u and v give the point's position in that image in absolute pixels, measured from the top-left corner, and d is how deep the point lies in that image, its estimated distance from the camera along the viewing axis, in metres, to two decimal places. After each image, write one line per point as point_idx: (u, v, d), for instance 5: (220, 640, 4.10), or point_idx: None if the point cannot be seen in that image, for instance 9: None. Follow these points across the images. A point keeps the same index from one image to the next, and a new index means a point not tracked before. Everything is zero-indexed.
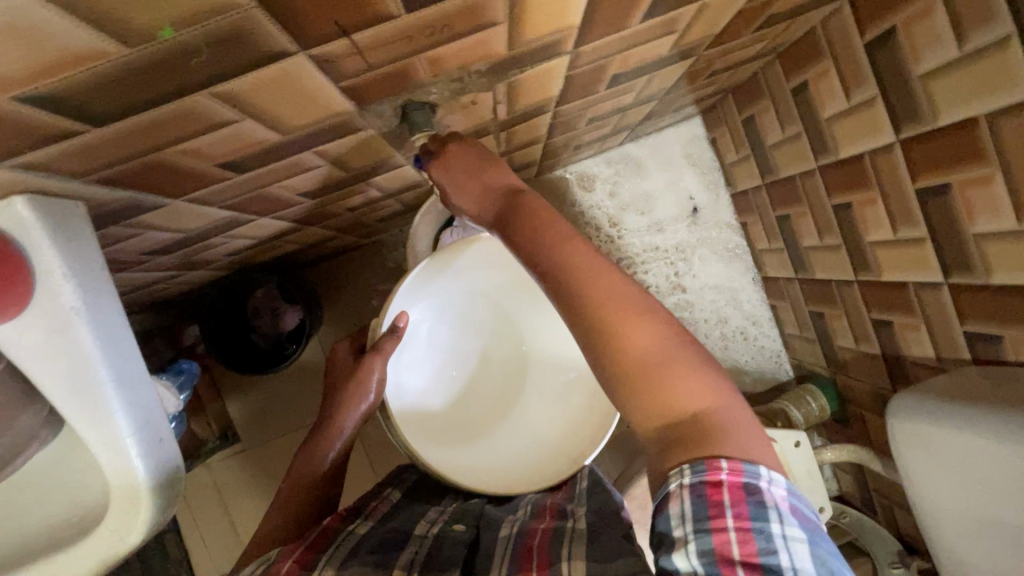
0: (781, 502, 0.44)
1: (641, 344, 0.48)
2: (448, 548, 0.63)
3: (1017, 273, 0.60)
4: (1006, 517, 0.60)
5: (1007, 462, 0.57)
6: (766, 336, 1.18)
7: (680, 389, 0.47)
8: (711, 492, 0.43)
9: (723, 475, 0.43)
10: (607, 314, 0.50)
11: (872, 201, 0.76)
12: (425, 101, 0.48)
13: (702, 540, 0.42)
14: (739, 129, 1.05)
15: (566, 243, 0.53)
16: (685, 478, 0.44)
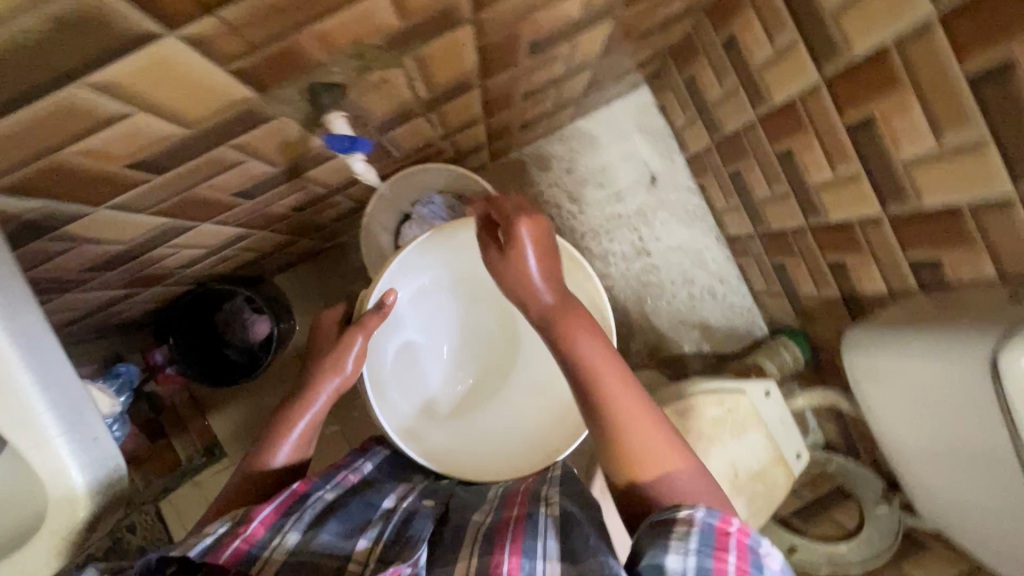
0: (772, 571, 0.48)
1: (649, 447, 0.55)
2: (414, 517, 0.64)
3: (943, 195, 0.61)
4: (957, 436, 0.60)
5: (942, 374, 0.58)
6: (737, 295, 1.18)
7: (676, 486, 0.54)
8: (720, 531, 0.48)
9: (733, 527, 0.49)
10: (607, 377, 0.58)
11: (809, 143, 0.77)
12: (331, 82, 0.48)
13: (701, 558, 0.46)
14: (683, 92, 1.06)
15: (598, 349, 0.59)
16: (697, 512, 0.49)
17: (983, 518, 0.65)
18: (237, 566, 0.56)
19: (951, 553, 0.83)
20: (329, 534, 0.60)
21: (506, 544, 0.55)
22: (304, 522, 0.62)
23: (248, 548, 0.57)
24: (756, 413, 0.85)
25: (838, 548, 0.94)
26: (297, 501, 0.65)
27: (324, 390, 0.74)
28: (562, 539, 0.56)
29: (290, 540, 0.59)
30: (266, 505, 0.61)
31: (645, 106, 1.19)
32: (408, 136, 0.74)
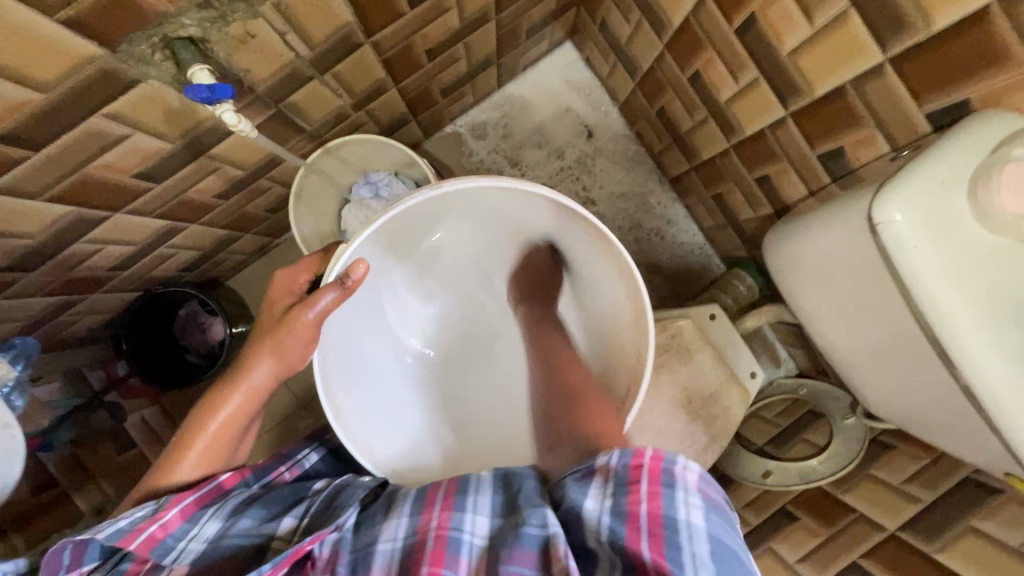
0: (691, 485, 0.47)
1: None
2: (344, 490, 0.63)
3: (826, 77, 0.61)
4: (870, 322, 0.56)
5: (848, 256, 0.54)
6: (687, 236, 1.19)
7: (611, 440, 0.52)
8: (631, 465, 0.48)
9: (643, 457, 0.48)
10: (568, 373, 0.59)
11: (710, 58, 0.78)
12: (188, 36, 0.50)
13: (613, 499, 0.47)
14: (599, 39, 1.07)
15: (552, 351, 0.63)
16: (611, 457, 0.50)
17: (905, 405, 0.62)
18: (152, 553, 0.56)
19: (915, 449, 0.82)
20: (250, 519, 0.61)
21: (437, 501, 0.55)
22: (227, 509, 0.61)
23: (164, 536, 0.57)
24: (702, 336, 0.85)
25: (808, 463, 0.93)
26: (220, 493, 0.62)
27: (259, 373, 0.63)
28: (495, 492, 0.55)
29: (210, 528, 0.59)
30: (189, 493, 0.59)
31: (571, 61, 1.20)
32: (311, 104, 0.75)
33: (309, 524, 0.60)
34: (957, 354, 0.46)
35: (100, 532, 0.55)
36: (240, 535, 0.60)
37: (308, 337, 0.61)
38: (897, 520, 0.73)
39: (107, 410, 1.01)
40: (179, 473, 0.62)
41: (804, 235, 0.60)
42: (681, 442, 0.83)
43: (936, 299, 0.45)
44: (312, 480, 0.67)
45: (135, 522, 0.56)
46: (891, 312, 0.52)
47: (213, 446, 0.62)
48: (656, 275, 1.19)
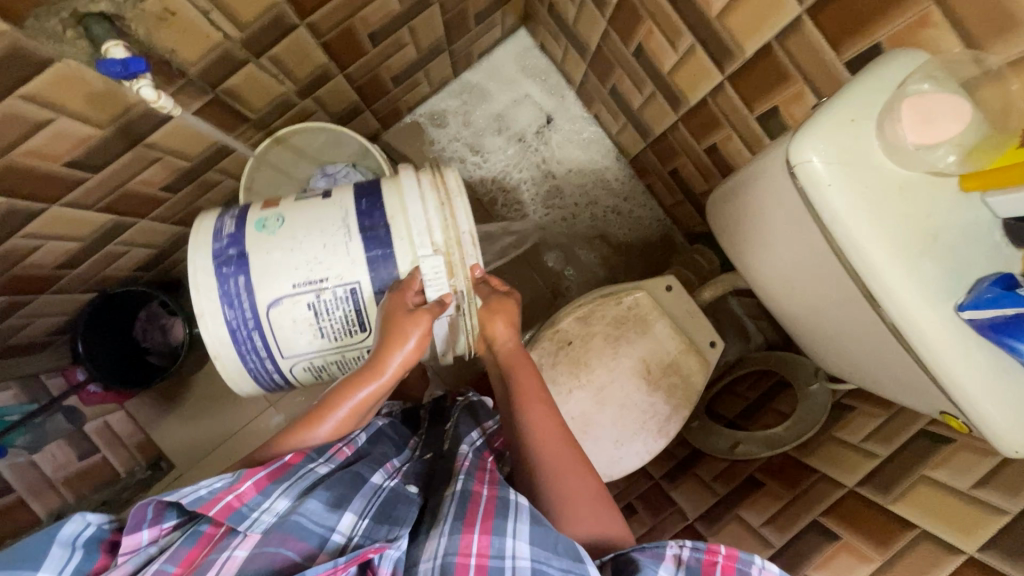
0: None
1: (593, 507, 0.63)
2: (398, 500, 0.64)
3: (755, 36, 0.62)
4: (800, 287, 0.60)
5: (792, 222, 0.54)
6: (647, 216, 1.22)
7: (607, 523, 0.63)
8: (707, 558, 0.56)
9: (719, 557, 0.56)
10: (567, 459, 0.65)
11: (651, 29, 0.79)
12: (101, 12, 0.50)
13: None
14: (550, 23, 1.08)
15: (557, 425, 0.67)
16: (686, 549, 0.57)
17: (852, 358, 0.62)
18: (228, 521, 0.54)
19: (873, 407, 0.83)
20: (317, 502, 0.57)
21: (476, 524, 0.57)
22: (296, 489, 0.59)
23: (240, 505, 0.55)
24: (658, 307, 0.85)
25: (774, 432, 0.94)
26: (289, 470, 0.59)
27: (394, 361, 0.65)
28: (534, 523, 0.58)
29: (280, 505, 0.57)
30: (262, 467, 0.57)
31: (526, 48, 1.21)
32: (252, 90, 0.75)
33: (370, 530, 0.58)
34: (881, 290, 0.47)
35: (184, 498, 0.54)
36: (308, 516, 0.56)
37: (424, 339, 0.66)
38: (854, 477, 0.75)
39: (63, 413, 0.99)
40: (313, 436, 0.63)
41: (745, 190, 0.61)
42: (642, 413, 0.84)
43: (855, 236, 0.46)
44: (367, 473, 0.64)
45: (214, 491, 0.55)
46: (821, 258, 0.53)
47: (346, 419, 0.64)
48: (618, 255, 1.21)
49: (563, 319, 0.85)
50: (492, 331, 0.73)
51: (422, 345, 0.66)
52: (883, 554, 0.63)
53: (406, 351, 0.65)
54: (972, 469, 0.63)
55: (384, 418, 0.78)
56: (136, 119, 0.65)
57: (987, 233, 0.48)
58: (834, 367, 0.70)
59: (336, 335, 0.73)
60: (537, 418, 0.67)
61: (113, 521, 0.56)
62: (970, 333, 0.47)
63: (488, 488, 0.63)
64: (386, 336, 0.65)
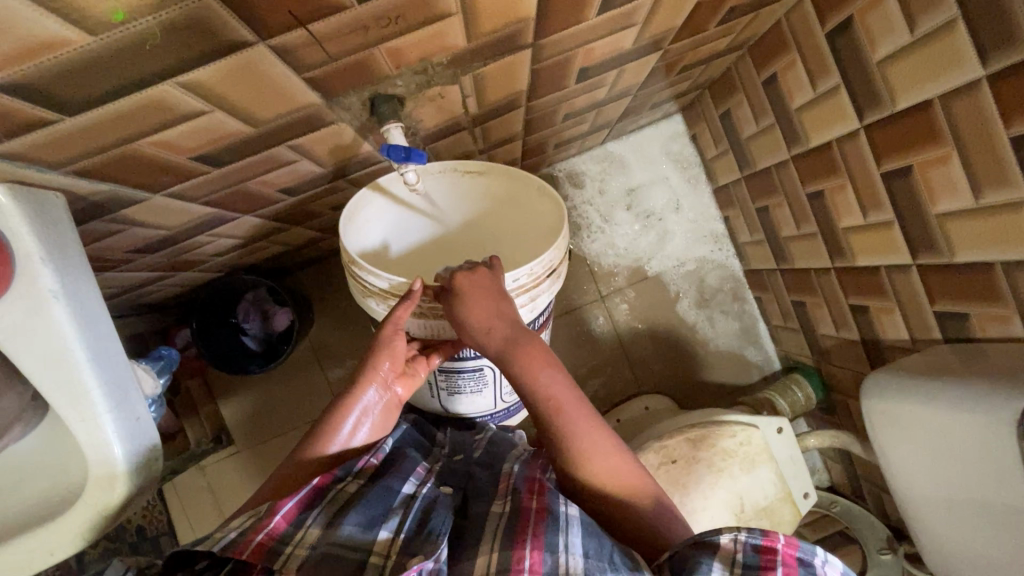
0: None
1: (630, 483, 0.64)
2: (434, 506, 0.67)
3: (982, 250, 0.61)
4: (972, 495, 0.61)
5: (976, 450, 0.59)
6: (749, 324, 1.22)
7: (643, 504, 0.63)
8: (767, 546, 0.55)
9: (780, 544, 0.55)
10: (594, 452, 0.64)
11: (843, 187, 0.78)
12: (393, 94, 0.50)
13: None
14: (716, 124, 1.08)
15: (573, 419, 0.64)
16: (740, 535, 0.55)
17: (982, 560, 0.64)
18: (262, 558, 0.60)
19: None
20: (351, 527, 0.63)
21: (528, 539, 0.59)
22: (326, 515, 0.65)
23: (273, 542, 0.61)
24: (766, 448, 0.86)
25: None
26: (318, 496, 0.67)
27: (366, 389, 0.73)
28: (586, 535, 0.59)
29: (313, 532, 0.62)
30: (288, 501, 0.64)
31: (676, 134, 1.21)
32: (450, 147, 0.76)
33: (407, 543, 0.61)
34: None
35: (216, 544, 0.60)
36: (342, 540, 0.61)
37: (397, 363, 0.73)
38: None
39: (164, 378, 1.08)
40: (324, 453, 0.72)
41: (924, 400, 0.63)
42: None
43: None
44: (398, 484, 0.69)
45: (245, 533, 0.61)
46: (1005, 484, 0.57)
47: (338, 450, 0.73)
48: (709, 356, 1.22)
49: (672, 436, 0.85)
50: (471, 314, 0.65)
51: (394, 369, 0.74)
52: None
53: (382, 372, 0.73)
54: None
55: (408, 422, 0.86)
56: (347, 161, 0.65)
57: None
58: (931, 554, 0.72)
59: (442, 388, 0.87)
60: (565, 425, 0.64)
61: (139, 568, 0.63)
62: None
63: (538, 500, 0.63)
64: (359, 373, 0.73)
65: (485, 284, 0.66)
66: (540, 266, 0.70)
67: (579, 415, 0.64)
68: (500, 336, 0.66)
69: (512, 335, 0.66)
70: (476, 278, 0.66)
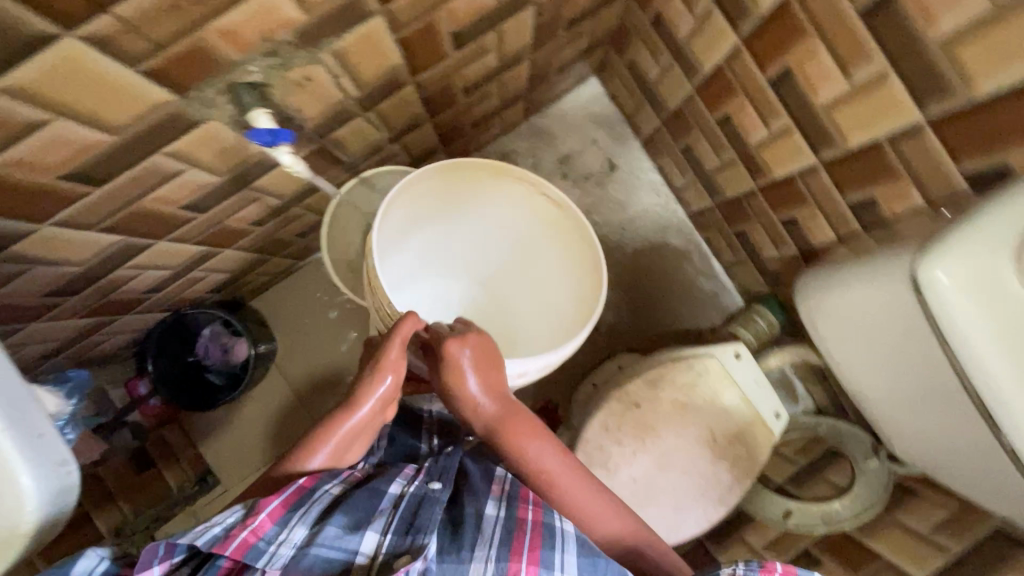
0: None
1: (629, 526, 0.69)
2: (422, 504, 0.65)
3: (866, 131, 0.62)
4: (912, 382, 0.59)
5: (905, 334, 0.55)
6: (689, 245, 1.22)
7: (645, 549, 0.68)
8: None
9: None
10: (592, 505, 0.68)
11: (742, 105, 0.79)
12: (252, 82, 0.51)
13: None
14: (626, 77, 1.09)
15: (568, 475, 0.69)
16: None
17: (936, 435, 0.62)
18: (246, 558, 0.57)
19: (940, 495, 0.82)
20: (336, 527, 0.61)
21: (525, 555, 0.61)
22: (312, 513, 0.62)
23: (256, 540, 0.58)
24: (726, 374, 0.86)
25: (831, 506, 0.91)
26: (302, 493, 0.62)
27: (371, 397, 0.68)
28: (581, 553, 0.63)
29: (298, 533, 0.60)
30: (274, 497, 0.60)
31: (596, 96, 1.22)
32: (353, 139, 0.77)
33: (393, 546, 0.61)
34: (998, 409, 0.47)
35: (197, 539, 0.57)
36: (326, 545, 0.60)
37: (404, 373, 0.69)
38: (924, 569, 0.73)
39: (129, 429, 1.02)
40: (311, 461, 0.67)
41: (851, 279, 0.59)
42: (704, 480, 0.84)
43: (981, 350, 0.46)
44: (384, 486, 0.67)
45: (228, 529, 0.59)
46: (930, 363, 0.55)
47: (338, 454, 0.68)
48: (673, 305, 1.22)
49: (631, 381, 0.85)
50: (461, 393, 0.69)
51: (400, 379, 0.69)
52: None
53: (388, 380, 0.68)
54: None
55: (391, 424, 0.85)
56: (245, 166, 0.66)
57: None
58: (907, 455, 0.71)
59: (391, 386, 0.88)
60: (562, 488, 0.69)
61: (118, 555, 0.58)
62: None
63: (533, 511, 0.65)
64: (363, 379, 0.69)
65: (477, 355, 0.69)
66: (551, 360, 0.74)
67: (572, 478, 0.69)
68: (490, 410, 0.70)
69: (502, 413, 0.70)
70: (465, 353, 0.68)
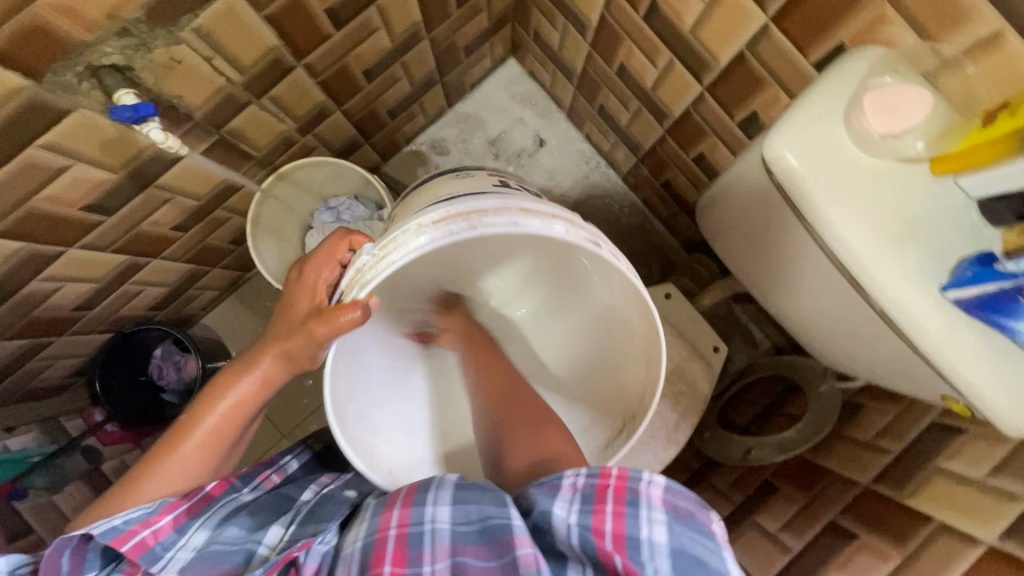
0: (656, 502, 0.47)
1: None
2: (329, 500, 0.62)
3: (726, 45, 0.64)
4: (798, 279, 0.60)
5: (789, 226, 0.55)
6: (627, 207, 1.23)
7: None
8: (600, 480, 0.49)
9: (612, 477, 0.48)
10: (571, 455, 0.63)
11: (629, 49, 0.82)
12: (113, 64, 0.54)
13: (583, 516, 0.47)
14: (536, 50, 1.12)
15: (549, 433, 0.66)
16: (580, 475, 0.50)
17: (826, 329, 0.63)
18: (140, 560, 0.52)
19: (884, 403, 0.81)
20: (237, 528, 0.57)
21: (399, 502, 0.53)
22: (216, 517, 0.58)
23: (154, 544, 0.53)
24: (658, 315, 0.86)
25: (786, 434, 0.90)
26: (208, 502, 0.59)
27: (219, 408, 0.59)
28: (461, 488, 0.53)
29: (198, 536, 0.55)
30: (185, 500, 0.56)
31: (516, 76, 1.25)
32: (255, 129, 0.79)
33: (294, 534, 0.57)
34: (859, 270, 0.48)
35: (96, 529, 0.51)
36: (228, 542, 0.56)
37: (260, 390, 0.60)
38: (869, 474, 0.73)
39: (82, 453, 1.00)
40: (150, 474, 0.56)
41: (733, 175, 0.61)
42: (650, 422, 0.83)
43: (828, 213, 0.48)
44: (296, 494, 0.65)
45: (129, 523, 0.52)
46: (806, 253, 0.55)
47: (184, 472, 0.57)
48: None
49: None
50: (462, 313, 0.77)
51: (260, 394, 0.60)
52: (902, 551, 0.61)
53: (237, 399, 0.59)
54: (985, 458, 0.61)
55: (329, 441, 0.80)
56: (143, 164, 0.68)
57: (965, 217, 0.49)
58: (825, 361, 0.71)
59: None
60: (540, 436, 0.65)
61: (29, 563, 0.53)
62: (957, 312, 0.47)
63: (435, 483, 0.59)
64: (214, 387, 0.60)
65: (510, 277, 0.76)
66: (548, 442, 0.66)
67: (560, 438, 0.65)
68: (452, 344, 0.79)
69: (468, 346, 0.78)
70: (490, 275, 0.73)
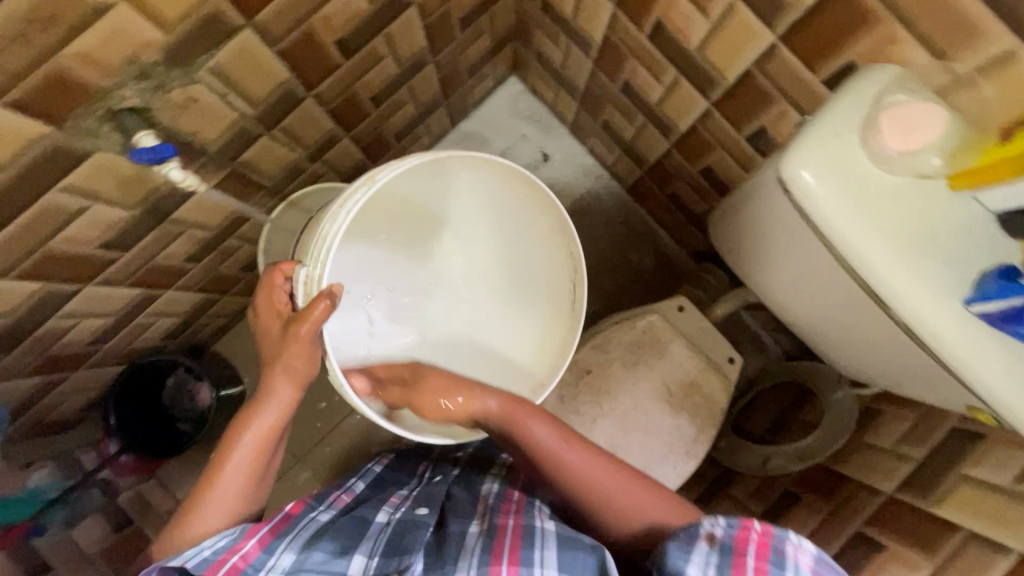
0: (804, 566, 0.50)
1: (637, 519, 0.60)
2: (411, 528, 0.61)
3: (734, 63, 0.64)
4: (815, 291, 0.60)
5: (803, 241, 0.56)
6: (633, 219, 1.24)
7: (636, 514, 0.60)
8: (741, 533, 0.51)
9: (752, 532, 0.50)
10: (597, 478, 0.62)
11: (633, 67, 0.82)
12: (131, 107, 0.54)
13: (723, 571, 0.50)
14: (538, 68, 1.13)
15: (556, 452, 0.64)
16: (717, 526, 0.52)
17: (846, 341, 0.63)
18: None
19: (902, 409, 0.81)
20: (323, 553, 0.58)
21: (504, 556, 0.53)
22: (299, 542, 0.59)
23: (246, 566, 0.55)
24: (673, 329, 0.86)
25: (803, 443, 0.91)
26: (288, 523, 0.62)
27: (247, 438, 0.62)
28: (563, 548, 0.54)
29: (285, 560, 0.56)
30: (262, 525, 0.59)
31: (518, 93, 1.26)
32: (265, 160, 0.79)
33: (381, 565, 0.57)
34: (882, 287, 0.49)
35: (188, 561, 0.54)
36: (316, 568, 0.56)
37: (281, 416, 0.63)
38: (893, 483, 0.73)
39: (98, 487, 1.00)
40: (201, 519, 0.59)
41: (748, 192, 0.61)
42: (668, 436, 0.83)
43: (845, 230, 0.48)
44: (372, 515, 0.65)
45: (218, 551, 0.55)
46: (823, 267, 0.56)
47: (223, 510, 0.60)
48: (628, 280, 1.23)
49: (580, 350, 0.86)
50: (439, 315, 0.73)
51: (280, 419, 0.63)
52: (932, 561, 0.60)
53: (261, 430, 0.62)
54: (1011, 464, 0.61)
55: (383, 462, 0.81)
56: (158, 200, 0.68)
57: (983, 230, 0.49)
58: (844, 370, 0.71)
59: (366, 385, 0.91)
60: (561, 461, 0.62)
61: None
62: (982, 325, 0.47)
63: (515, 518, 0.59)
64: (241, 419, 0.63)
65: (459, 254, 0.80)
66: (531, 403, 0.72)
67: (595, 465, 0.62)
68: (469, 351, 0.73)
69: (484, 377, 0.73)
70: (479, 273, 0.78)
